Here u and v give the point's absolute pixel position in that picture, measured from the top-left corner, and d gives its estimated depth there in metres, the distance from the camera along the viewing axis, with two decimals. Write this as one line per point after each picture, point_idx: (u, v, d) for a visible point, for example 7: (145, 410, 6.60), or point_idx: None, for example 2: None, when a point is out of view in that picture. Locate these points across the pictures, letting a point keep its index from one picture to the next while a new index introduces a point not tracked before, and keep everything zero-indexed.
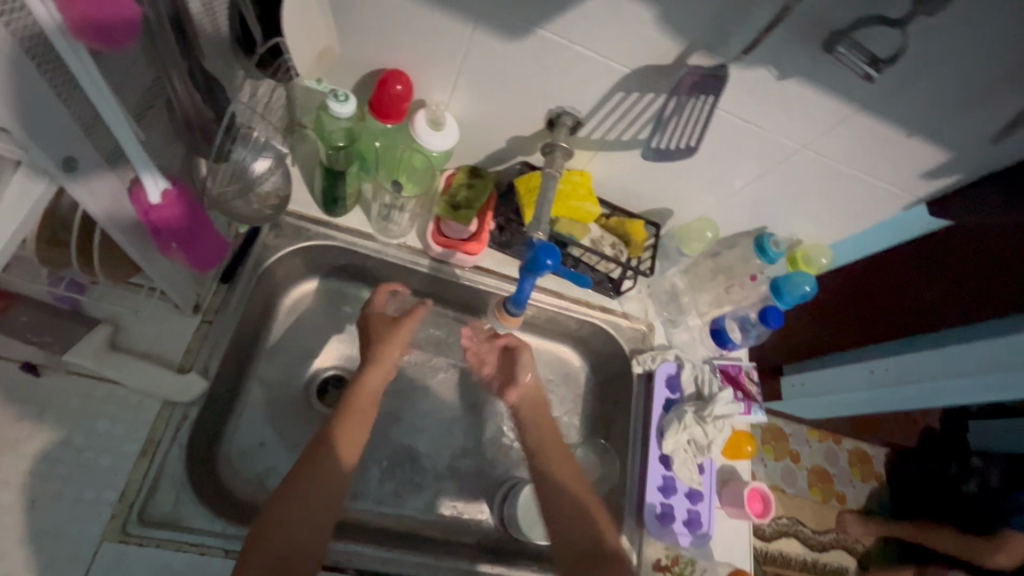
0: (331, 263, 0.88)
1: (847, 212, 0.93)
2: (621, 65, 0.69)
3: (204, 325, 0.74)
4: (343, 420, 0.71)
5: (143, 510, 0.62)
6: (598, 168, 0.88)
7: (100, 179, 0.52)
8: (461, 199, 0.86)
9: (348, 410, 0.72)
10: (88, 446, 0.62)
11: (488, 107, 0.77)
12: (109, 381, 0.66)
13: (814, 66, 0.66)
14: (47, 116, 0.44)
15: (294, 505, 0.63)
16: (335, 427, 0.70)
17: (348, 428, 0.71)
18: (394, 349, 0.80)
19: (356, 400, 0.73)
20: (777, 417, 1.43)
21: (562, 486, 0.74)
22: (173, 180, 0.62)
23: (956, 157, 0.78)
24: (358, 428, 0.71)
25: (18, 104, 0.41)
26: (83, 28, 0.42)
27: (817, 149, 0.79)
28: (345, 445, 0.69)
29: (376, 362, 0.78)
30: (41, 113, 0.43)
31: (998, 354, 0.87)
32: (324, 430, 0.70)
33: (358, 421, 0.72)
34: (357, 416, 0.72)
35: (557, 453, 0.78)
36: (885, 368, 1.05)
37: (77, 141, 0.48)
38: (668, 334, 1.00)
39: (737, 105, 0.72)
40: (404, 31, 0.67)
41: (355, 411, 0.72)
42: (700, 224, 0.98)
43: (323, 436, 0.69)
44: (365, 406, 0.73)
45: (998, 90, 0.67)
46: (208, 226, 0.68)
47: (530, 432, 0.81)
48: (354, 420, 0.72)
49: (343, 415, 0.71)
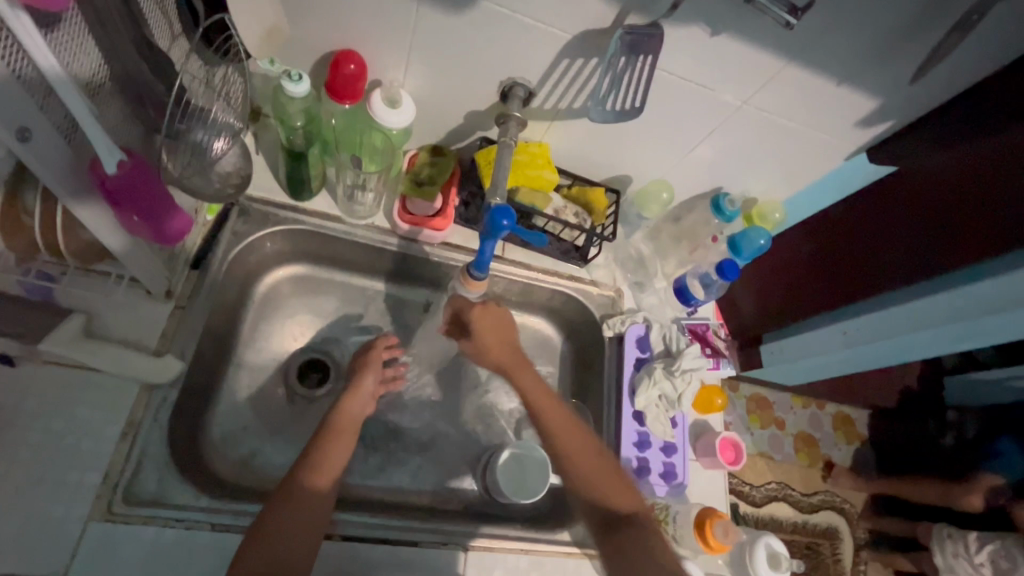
0: (303, 246, 0.89)
1: (797, 170, 0.91)
2: (562, 30, 0.66)
3: (178, 311, 0.74)
4: (330, 444, 0.71)
5: (128, 489, 0.65)
6: (556, 139, 0.86)
7: (59, 156, 0.48)
8: (426, 176, 0.86)
9: (334, 432, 0.72)
10: (69, 430, 0.65)
11: (440, 84, 0.77)
12: (85, 369, 0.68)
13: (744, 21, 0.63)
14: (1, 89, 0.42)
15: (286, 508, 0.62)
16: (325, 452, 0.69)
17: (332, 453, 0.70)
18: (370, 376, 0.81)
19: (340, 426, 0.73)
20: (761, 387, 1.44)
21: (580, 456, 0.73)
22: (129, 150, 0.56)
23: (888, 103, 0.76)
24: (342, 454, 0.71)
25: None
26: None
27: (758, 104, 0.76)
28: (327, 469, 0.68)
29: (354, 390, 0.78)
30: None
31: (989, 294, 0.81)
32: (308, 451, 0.70)
33: (341, 445, 0.71)
34: (344, 437, 0.72)
35: (559, 420, 0.75)
36: (855, 329, 1.01)
37: (31, 109, 0.45)
38: (636, 298, 1.00)
39: (677, 65, 0.70)
40: (345, 5, 0.65)
41: (342, 434, 0.72)
42: (655, 187, 0.95)
43: (310, 454, 0.69)
44: (347, 432, 0.73)
45: (922, 31, 0.64)
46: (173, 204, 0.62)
47: (535, 405, 0.76)
48: (339, 444, 0.71)
49: (329, 441, 0.71)
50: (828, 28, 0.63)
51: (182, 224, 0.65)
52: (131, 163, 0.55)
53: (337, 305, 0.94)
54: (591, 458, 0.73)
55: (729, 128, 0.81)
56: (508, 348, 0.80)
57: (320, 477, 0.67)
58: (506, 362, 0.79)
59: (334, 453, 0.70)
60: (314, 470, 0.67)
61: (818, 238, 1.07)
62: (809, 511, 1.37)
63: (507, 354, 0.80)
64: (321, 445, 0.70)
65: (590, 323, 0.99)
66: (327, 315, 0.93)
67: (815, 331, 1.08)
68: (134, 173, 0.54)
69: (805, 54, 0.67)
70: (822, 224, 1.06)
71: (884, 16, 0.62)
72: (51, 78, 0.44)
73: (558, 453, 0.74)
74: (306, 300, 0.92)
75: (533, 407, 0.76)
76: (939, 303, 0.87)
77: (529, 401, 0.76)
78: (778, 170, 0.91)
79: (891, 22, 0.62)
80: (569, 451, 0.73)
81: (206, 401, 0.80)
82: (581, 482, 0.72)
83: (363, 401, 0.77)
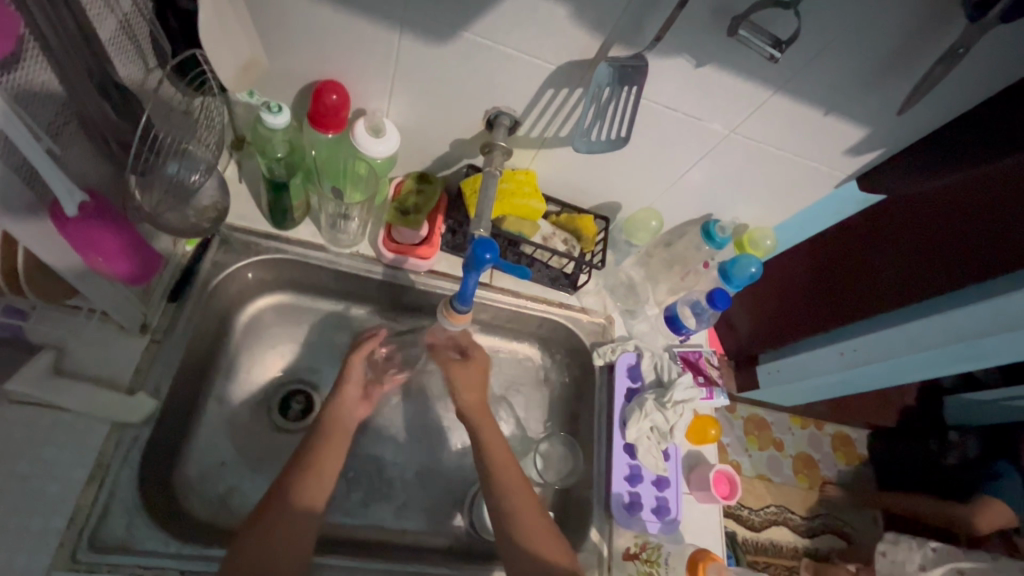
0: (286, 275, 0.87)
1: (786, 196, 0.90)
2: (545, 62, 0.66)
3: (154, 345, 0.72)
4: (323, 449, 0.72)
5: (93, 534, 0.62)
6: (543, 167, 0.85)
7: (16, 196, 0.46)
8: (413, 205, 0.85)
9: (326, 440, 0.73)
10: (32, 473, 0.62)
11: (423, 114, 0.76)
12: (52, 408, 0.65)
13: (728, 52, 0.62)
14: None
15: (268, 527, 0.64)
16: (318, 457, 0.71)
17: (327, 455, 0.72)
18: (355, 385, 0.80)
19: (330, 431, 0.74)
20: (760, 408, 1.41)
21: (522, 509, 0.71)
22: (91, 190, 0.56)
23: (876, 132, 0.75)
24: (334, 458, 0.72)
25: None
26: None
27: (745, 133, 0.75)
28: (315, 489, 0.68)
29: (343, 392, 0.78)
30: None
31: (984, 317, 0.80)
32: (301, 457, 0.71)
33: (333, 452, 0.72)
34: (335, 439, 0.73)
35: (513, 480, 0.74)
36: (852, 350, 1.01)
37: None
38: (627, 325, 0.98)
39: (663, 94, 0.69)
40: (327, 36, 0.64)
41: (334, 438, 0.73)
42: (644, 215, 0.93)
43: (306, 461, 0.71)
44: (339, 433, 0.74)
45: (907, 62, 0.63)
46: (138, 240, 0.61)
47: (484, 433, 0.77)
48: (333, 450, 0.72)
49: (321, 447, 0.72)
50: (810, 61, 0.62)
51: (151, 262, 0.64)
52: (93, 204, 0.54)
53: (321, 334, 0.92)
54: (536, 515, 0.71)
55: (714, 158, 0.81)
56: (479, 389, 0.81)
57: (314, 492, 0.68)
58: (480, 405, 0.80)
59: (328, 461, 0.71)
60: (306, 489, 0.68)
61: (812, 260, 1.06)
62: (812, 535, 1.34)
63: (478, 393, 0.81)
64: (315, 451, 0.72)
65: (581, 353, 0.96)
66: (311, 345, 0.91)
67: (813, 351, 1.08)
68: (96, 215, 0.54)
69: (790, 85, 0.66)
70: (811, 245, 1.05)
71: (869, 47, 0.61)
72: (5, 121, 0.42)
73: (506, 508, 0.72)
74: (290, 330, 0.91)
75: (488, 456, 0.75)
76: (937, 327, 0.86)
77: (487, 448, 0.76)
78: (768, 196, 0.90)
79: (874, 55, 0.62)
80: (517, 503, 0.72)
81: (181, 436, 0.78)
82: (519, 537, 0.69)
83: (354, 406, 0.78)
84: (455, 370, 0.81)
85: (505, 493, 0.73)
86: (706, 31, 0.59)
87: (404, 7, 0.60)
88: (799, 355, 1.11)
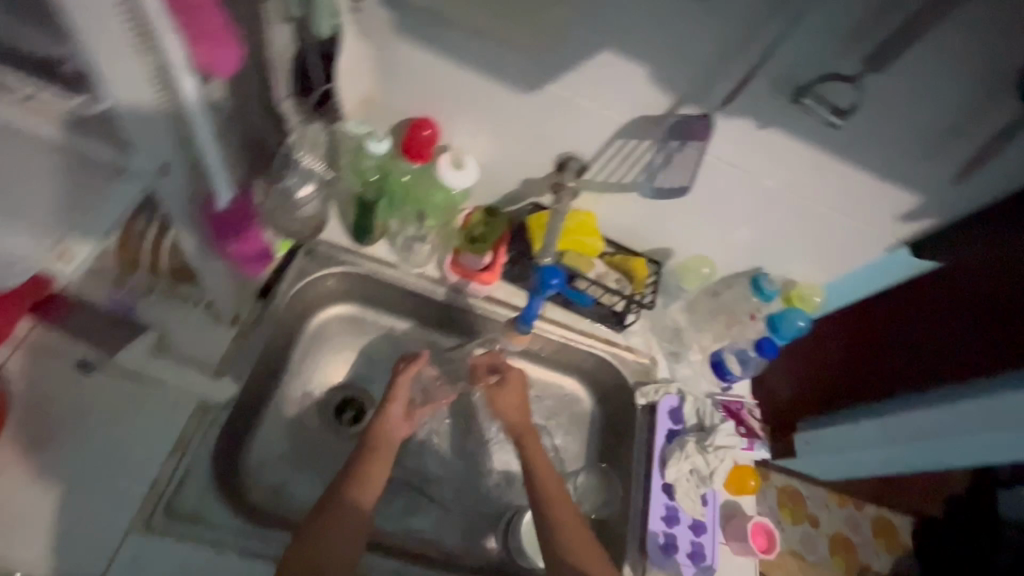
0: (357, 288, 0.94)
1: (837, 255, 0.93)
2: (619, 115, 0.73)
3: (239, 337, 0.79)
4: (371, 460, 0.77)
5: (170, 501, 0.68)
6: (603, 210, 0.92)
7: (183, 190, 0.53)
8: (479, 234, 0.92)
9: (375, 451, 0.78)
10: (126, 439, 0.69)
11: (501, 152, 0.84)
12: (152, 382, 0.73)
13: (789, 117, 0.68)
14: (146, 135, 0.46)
15: (326, 533, 0.68)
16: (369, 471, 0.76)
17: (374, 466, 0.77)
18: (398, 402, 0.85)
19: (377, 446, 0.79)
20: (794, 479, 1.37)
21: (563, 519, 0.75)
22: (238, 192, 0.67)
23: (930, 200, 0.78)
24: (382, 470, 0.77)
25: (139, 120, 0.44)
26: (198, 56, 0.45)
27: (801, 192, 0.80)
28: (371, 487, 0.75)
29: (395, 396, 0.85)
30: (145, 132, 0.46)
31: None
32: (351, 469, 0.76)
33: (381, 462, 0.78)
34: (379, 454, 0.78)
35: (554, 489, 0.78)
36: (894, 428, 0.94)
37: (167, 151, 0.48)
38: (671, 368, 1.00)
39: (725, 151, 0.75)
40: (429, 78, 0.74)
41: (380, 448, 0.79)
42: (696, 261, 0.99)
43: (355, 472, 0.75)
44: (384, 446, 0.79)
45: (959, 138, 0.67)
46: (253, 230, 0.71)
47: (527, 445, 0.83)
48: (380, 459, 0.78)
49: (371, 461, 0.77)
50: (867, 130, 0.67)
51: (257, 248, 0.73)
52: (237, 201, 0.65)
53: (379, 347, 0.97)
54: (578, 529, 0.74)
55: (766, 214, 0.86)
56: (518, 407, 0.87)
57: (363, 500, 0.73)
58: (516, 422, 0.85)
59: (375, 471, 0.76)
60: (354, 496, 0.73)
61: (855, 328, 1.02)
62: None
63: (517, 413, 0.86)
64: (363, 464, 0.77)
65: (623, 390, 0.99)
66: (369, 355, 0.97)
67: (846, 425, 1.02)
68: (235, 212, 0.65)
69: (845, 151, 0.71)
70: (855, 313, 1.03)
71: (925, 122, 0.65)
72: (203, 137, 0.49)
73: (547, 520, 0.75)
74: (353, 340, 0.96)
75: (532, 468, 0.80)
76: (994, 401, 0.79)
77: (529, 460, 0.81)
78: (817, 254, 0.94)
79: (930, 130, 0.66)
80: (559, 517, 0.75)
81: (249, 425, 0.84)
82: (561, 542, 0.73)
83: (399, 423, 0.83)
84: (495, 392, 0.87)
85: (545, 508, 0.76)
86: (769, 98, 0.66)
87: (500, 60, 0.69)
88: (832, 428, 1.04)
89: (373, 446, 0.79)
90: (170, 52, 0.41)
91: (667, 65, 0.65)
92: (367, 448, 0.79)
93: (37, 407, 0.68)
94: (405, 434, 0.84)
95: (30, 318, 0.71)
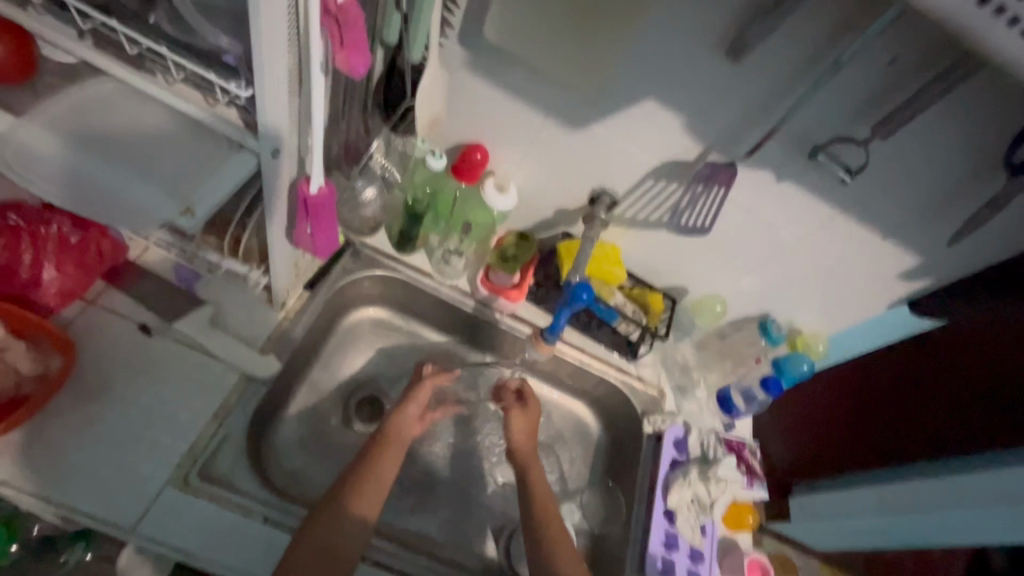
0: (391, 294, 1.00)
1: (840, 309, 1.00)
2: (653, 156, 0.82)
3: (284, 321, 0.85)
4: (380, 457, 0.79)
5: (205, 464, 0.73)
6: (628, 244, 0.99)
7: (282, 174, 0.59)
8: (511, 254, 0.98)
9: (384, 448, 0.80)
10: (172, 401, 0.74)
11: (543, 181, 0.93)
12: (202, 352, 0.79)
13: (805, 172, 0.76)
14: (271, 113, 0.51)
15: (336, 522, 0.71)
16: (375, 470, 0.77)
17: (385, 460, 0.79)
18: (414, 408, 0.86)
19: (387, 443, 0.81)
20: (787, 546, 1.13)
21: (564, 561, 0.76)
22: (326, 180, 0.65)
23: (929, 261, 0.85)
24: (390, 466, 0.79)
25: (268, 102, 0.50)
26: (346, 51, 0.51)
27: (811, 244, 0.87)
28: (377, 485, 0.76)
29: (414, 400, 0.87)
30: (271, 110, 0.51)
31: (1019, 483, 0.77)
32: (363, 462, 0.78)
33: (390, 458, 0.80)
34: (392, 453, 0.80)
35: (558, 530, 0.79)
36: (894, 494, 0.92)
37: (282, 133, 0.54)
38: (678, 402, 1.04)
39: (745, 199, 0.84)
40: (487, 107, 0.84)
41: (391, 446, 0.81)
42: (709, 300, 1.06)
43: (365, 466, 0.77)
44: (395, 445, 0.81)
45: (954, 205, 0.75)
46: (332, 226, 0.68)
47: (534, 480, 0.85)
48: (388, 457, 0.80)
49: (375, 460, 0.78)
50: (871, 191, 0.76)
51: (327, 245, 0.71)
52: (327, 190, 0.64)
53: (404, 351, 1.02)
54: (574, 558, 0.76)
55: (777, 261, 0.93)
56: (532, 438, 0.89)
57: (365, 503, 0.74)
58: (526, 452, 0.87)
59: (383, 469, 0.78)
60: (364, 498, 0.74)
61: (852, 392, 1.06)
62: None
63: (529, 443, 0.88)
64: (375, 458, 0.79)
65: (630, 417, 1.03)
66: (393, 358, 1.01)
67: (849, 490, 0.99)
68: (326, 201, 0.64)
69: (852, 207, 0.79)
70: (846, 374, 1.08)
71: (924, 187, 0.73)
72: (311, 122, 0.54)
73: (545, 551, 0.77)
74: (381, 343, 1.01)
75: (536, 502, 0.82)
76: (985, 479, 0.81)
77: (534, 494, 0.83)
78: (823, 306, 1.01)
79: (929, 195, 0.74)
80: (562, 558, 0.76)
81: (278, 409, 0.88)
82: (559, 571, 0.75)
83: (412, 420, 0.85)
84: (516, 418, 0.89)
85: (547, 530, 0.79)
86: (787, 153, 0.75)
87: (552, 98, 0.79)
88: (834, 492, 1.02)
89: (386, 442, 0.81)
90: (315, 48, 0.48)
91: (701, 116, 0.74)
92: (378, 444, 0.80)
93: (96, 361, 0.74)
94: (416, 432, 0.86)
95: (103, 280, 0.78)
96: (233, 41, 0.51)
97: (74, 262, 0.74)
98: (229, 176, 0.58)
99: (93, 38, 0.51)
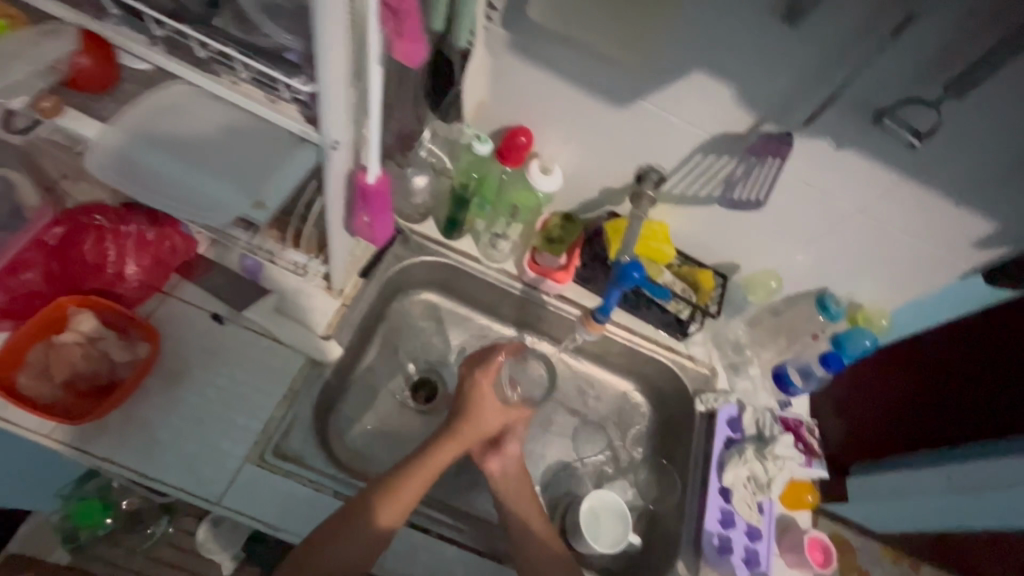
0: (441, 279, 1.02)
1: (904, 281, 0.96)
2: (701, 130, 0.80)
3: (342, 308, 0.89)
4: (408, 477, 0.75)
5: (278, 443, 0.78)
6: (676, 221, 0.98)
7: (343, 164, 0.62)
8: (557, 236, 0.98)
9: (414, 466, 0.76)
10: (244, 384, 0.80)
11: (588, 161, 0.92)
12: (269, 338, 0.84)
13: (866, 138, 0.73)
14: (333, 107, 0.53)
15: (342, 541, 0.69)
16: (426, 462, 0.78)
17: (412, 481, 0.75)
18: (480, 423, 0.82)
19: (425, 459, 0.77)
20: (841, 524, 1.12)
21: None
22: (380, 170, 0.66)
23: (1006, 227, 0.79)
24: (414, 489, 0.74)
25: (330, 96, 0.52)
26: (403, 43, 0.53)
27: (873, 214, 0.83)
28: (397, 507, 0.72)
29: (483, 414, 0.83)
30: (332, 102, 0.52)
31: None
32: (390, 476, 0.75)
33: (419, 481, 0.75)
34: (424, 476, 0.76)
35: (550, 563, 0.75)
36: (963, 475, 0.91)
37: (343, 126, 0.56)
38: (731, 380, 1.03)
39: (801, 170, 0.81)
40: (531, 88, 0.83)
41: (422, 472, 0.76)
42: (763, 275, 1.03)
43: (390, 482, 0.74)
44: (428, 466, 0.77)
45: None
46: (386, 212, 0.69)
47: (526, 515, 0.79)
48: (416, 481, 0.75)
49: (407, 474, 0.75)
50: (941, 156, 0.72)
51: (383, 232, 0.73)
52: (384, 178, 0.66)
53: (455, 334, 1.04)
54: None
55: (836, 232, 0.89)
56: (513, 478, 0.83)
57: (389, 517, 0.72)
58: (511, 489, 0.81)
59: (410, 487, 0.74)
60: (382, 511, 0.71)
61: (913, 368, 1.02)
62: None
63: (511, 483, 0.82)
64: (403, 476, 0.75)
65: (682, 397, 1.02)
66: (444, 341, 1.04)
67: (912, 472, 0.98)
68: (383, 188, 0.66)
69: (919, 173, 0.75)
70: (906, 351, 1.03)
71: (1001, 149, 0.68)
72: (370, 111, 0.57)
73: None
74: (433, 326, 1.04)
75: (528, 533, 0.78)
76: None
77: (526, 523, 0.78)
78: (885, 279, 0.96)
79: (1007, 157, 0.69)
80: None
81: (340, 391, 0.93)
82: None
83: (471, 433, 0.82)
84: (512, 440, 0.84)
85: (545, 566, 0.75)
86: (848, 119, 0.71)
87: (596, 77, 0.78)
88: (896, 472, 1.00)
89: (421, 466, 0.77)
90: (373, 41, 0.50)
91: (754, 85, 0.72)
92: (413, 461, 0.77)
93: (175, 348, 0.80)
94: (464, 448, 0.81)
95: (178, 273, 0.84)
96: (294, 38, 0.53)
97: (151, 258, 0.79)
98: (295, 169, 0.62)
99: (164, 43, 0.54)
